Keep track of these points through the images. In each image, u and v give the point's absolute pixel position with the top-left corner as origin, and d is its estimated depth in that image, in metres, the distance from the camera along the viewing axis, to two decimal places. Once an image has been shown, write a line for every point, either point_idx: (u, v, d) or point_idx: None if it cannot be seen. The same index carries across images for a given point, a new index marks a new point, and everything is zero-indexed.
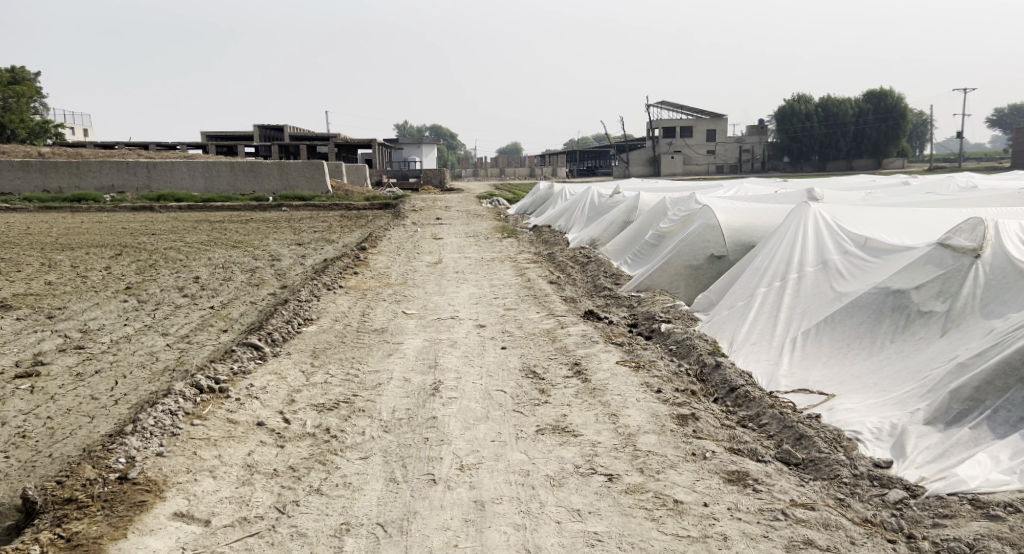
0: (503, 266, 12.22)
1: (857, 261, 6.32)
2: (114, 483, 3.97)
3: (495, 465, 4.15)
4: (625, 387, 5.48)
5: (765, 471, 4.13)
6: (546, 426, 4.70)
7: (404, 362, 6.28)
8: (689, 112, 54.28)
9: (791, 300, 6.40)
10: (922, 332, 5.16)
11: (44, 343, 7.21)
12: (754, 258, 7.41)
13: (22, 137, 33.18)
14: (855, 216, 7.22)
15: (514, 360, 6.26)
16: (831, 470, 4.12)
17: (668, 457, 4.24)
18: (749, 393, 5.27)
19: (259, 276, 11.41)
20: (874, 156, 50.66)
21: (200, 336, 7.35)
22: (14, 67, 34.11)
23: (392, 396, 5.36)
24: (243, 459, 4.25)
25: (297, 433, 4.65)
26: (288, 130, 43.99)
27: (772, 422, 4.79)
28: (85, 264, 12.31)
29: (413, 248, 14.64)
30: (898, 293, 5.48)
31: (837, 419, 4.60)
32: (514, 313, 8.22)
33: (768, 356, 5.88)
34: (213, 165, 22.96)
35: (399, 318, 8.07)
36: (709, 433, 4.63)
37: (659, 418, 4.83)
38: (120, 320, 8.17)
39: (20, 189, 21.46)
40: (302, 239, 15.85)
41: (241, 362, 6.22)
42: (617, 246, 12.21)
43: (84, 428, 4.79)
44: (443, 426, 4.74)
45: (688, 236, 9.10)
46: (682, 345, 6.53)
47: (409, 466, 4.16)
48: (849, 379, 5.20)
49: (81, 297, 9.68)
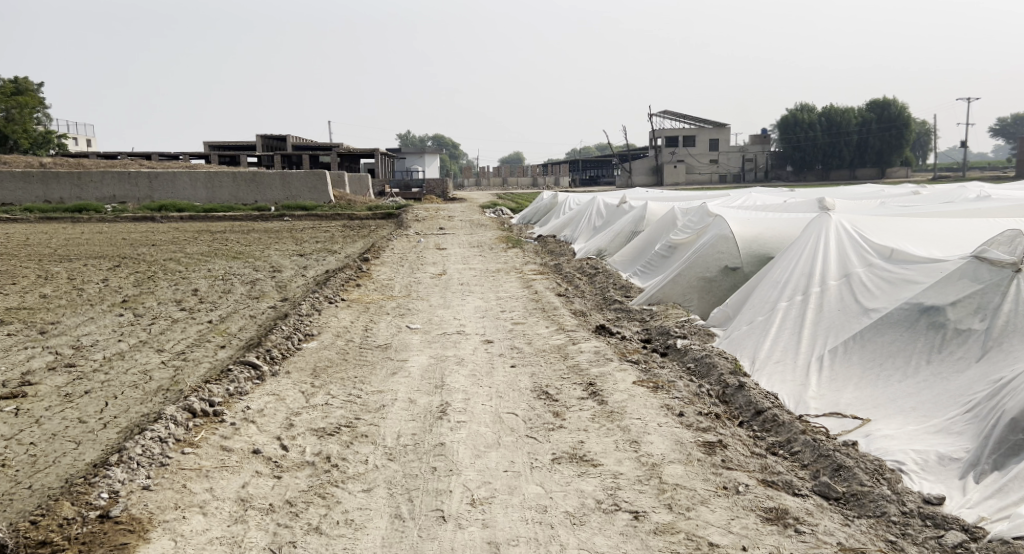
0: (509, 278, 11.91)
1: (883, 273, 5.99)
2: (94, 522, 3.66)
3: (509, 500, 3.84)
4: (644, 410, 5.14)
5: (805, 508, 3.80)
6: (562, 454, 4.38)
7: (408, 381, 5.95)
8: (692, 121, 54.05)
9: (814, 316, 6.07)
10: (960, 352, 4.82)
11: (33, 360, 6.89)
12: (771, 269, 7.07)
13: (25, 147, 33.10)
14: (879, 225, 6.89)
15: (525, 380, 5.93)
16: (877, 507, 3.81)
17: (698, 492, 3.91)
18: (777, 418, 4.95)
19: (259, 288, 11.09)
20: (878, 165, 50.43)
21: (196, 352, 7.03)
22: (17, 78, 34.01)
23: (397, 419, 5.03)
24: (236, 493, 3.93)
25: (295, 462, 4.33)
26: (290, 139, 43.72)
27: (805, 449, 4.47)
28: (81, 276, 12.02)
29: (416, 259, 14.36)
30: (933, 310, 5.16)
31: (876, 448, 4.28)
32: (523, 327, 7.91)
33: (794, 377, 5.55)
34: (215, 174, 22.70)
35: (403, 333, 7.77)
36: (738, 463, 4.30)
37: (684, 445, 4.50)
38: (114, 336, 7.84)
39: (21, 199, 21.21)
40: (303, 249, 15.53)
41: (238, 382, 5.87)
42: (625, 258, 11.91)
43: (67, 456, 4.47)
44: (452, 454, 4.42)
45: (702, 248, 8.77)
46: (701, 364, 6.20)
47: (416, 501, 3.85)
48: (883, 403, 4.86)
49: (76, 311, 9.36)
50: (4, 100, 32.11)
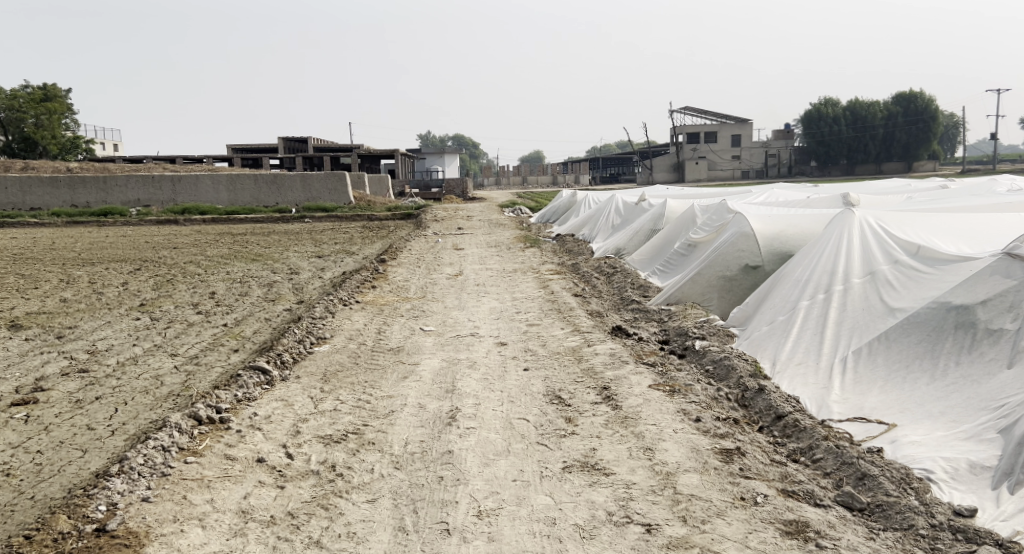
0: (526, 278, 11.77)
1: (908, 270, 5.78)
2: (90, 536, 3.58)
3: (517, 512, 3.71)
4: (659, 415, 4.98)
5: (827, 520, 3.64)
6: (573, 463, 4.23)
7: (419, 386, 5.83)
8: (714, 117, 53.56)
9: (838, 315, 5.86)
10: (991, 353, 4.61)
11: (48, 366, 6.86)
12: (792, 266, 6.86)
13: (53, 153, 33.57)
14: (905, 220, 6.66)
15: (537, 384, 5.79)
16: (903, 519, 3.64)
17: (714, 504, 3.75)
18: (798, 423, 4.77)
19: (276, 291, 11.05)
20: (904, 160, 49.60)
21: (209, 357, 6.96)
22: (45, 85, 34.44)
23: (405, 425, 4.92)
24: (237, 504, 3.83)
25: (300, 471, 4.22)
26: (311, 141, 43.91)
27: (827, 457, 4.29)
28: (101, 280, 12.06)
29: (434, 260, 14.25)
30: (961, 310, 4.94)
31: (903, 455, 4.09)
32: (537, 329, 7.76)
33: (815, 380, 5.36)
34: (236, 176, 22.74)
35: (416, 336, 7.66)
36: (757, 472, 4.14)
37: (700, 453, 4.34)
38: (129, 340, 7.81)
39: (48, 204, 21.45)
40: (321, 251, 15.49)
41: (247, 388, 5.79)
42: (643, 257, 11.73)
43: (72, 465, 4.40)
44: (459, 463, 4.29)
45: (721, 245, 8.57)
46: (720, 366, 6.02)
47: (421, 512, 3.74)
48: (910, 407, 4.65)
49: (94, 315, 9.36)
50: (32, 106, 32.45)
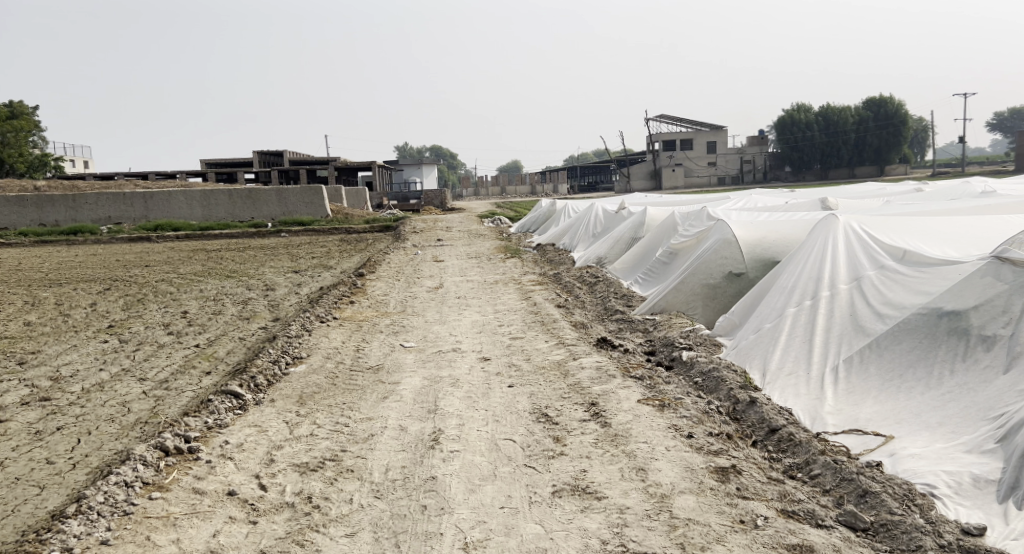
0: (507, 290, 11.55)
1: (896, 275, 5.65)
2: None
3: (506, 543, 3.51)
4: (650, 432, 4.79)
5: (831, 544, 3.48)
6: (563, 487, 4.03)
7: (400, 407, 5.59)
8: (689, 124, 53.89)
9: (826, 322, 5.71)
10: (986, 360, 4.47)
11: (7, 395, 6.53)
12: (778, 273, 6.71)
13: (21, 171, 32.90)
14: (890, 224, 6.56)
15: (523, 401, 5.57)
16: (911, 539, 3.48)
17: (712, 529, 3.58)
18: (793, 437, 4.61)
19: (250, 308, 10.74)
20: (875, 163, 50.10)
21: (179, 381, 6.67)
22: (10, 102, 33.96)
23: (385, 450, 4.69)
24: (206, 544, 3.60)
25: (274, 503, 3.98)
26: (287, 154, 43.49)
27: (826, 473, 4.13)
28: (69, 301, 11.68)
29: (413, 272, 14.01)
30: (953, 316, 4.82)
31: (904, 470, 3.94)
32: (521, 343, 7.55)
33: (808, 391, 5.20)
34: (210, 192, 22.35)
35: (396, 353, 7.42)
36: (755, 491, 3.96)
37: (694, 473, 4.16)
38: (95, 365, 7.49)
39: (16, 223, 20.93)
40: (298, 266, 15.16)
41: (218, 415, 5.53)
42: (625, 265, 11.55)
43: (29, 503, 4.13)
44: (443, 490, 4.06)
45: (705, 253, 8.42)
46: (709, 378, 5.85)
47: (404, 546, 3.52)
48: (907, 418, 4.49)
49: (59, 339, 9.00)
50: None
